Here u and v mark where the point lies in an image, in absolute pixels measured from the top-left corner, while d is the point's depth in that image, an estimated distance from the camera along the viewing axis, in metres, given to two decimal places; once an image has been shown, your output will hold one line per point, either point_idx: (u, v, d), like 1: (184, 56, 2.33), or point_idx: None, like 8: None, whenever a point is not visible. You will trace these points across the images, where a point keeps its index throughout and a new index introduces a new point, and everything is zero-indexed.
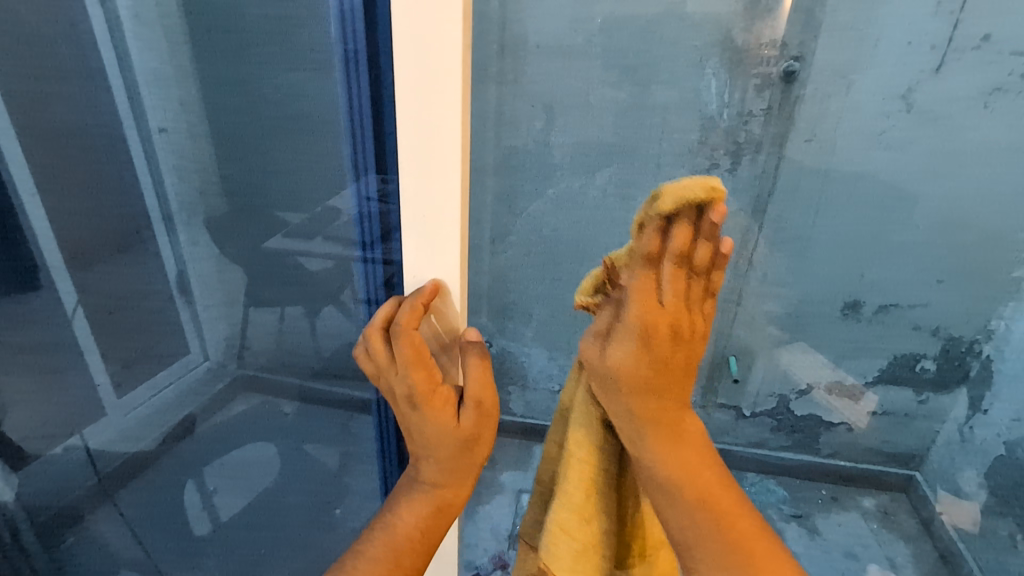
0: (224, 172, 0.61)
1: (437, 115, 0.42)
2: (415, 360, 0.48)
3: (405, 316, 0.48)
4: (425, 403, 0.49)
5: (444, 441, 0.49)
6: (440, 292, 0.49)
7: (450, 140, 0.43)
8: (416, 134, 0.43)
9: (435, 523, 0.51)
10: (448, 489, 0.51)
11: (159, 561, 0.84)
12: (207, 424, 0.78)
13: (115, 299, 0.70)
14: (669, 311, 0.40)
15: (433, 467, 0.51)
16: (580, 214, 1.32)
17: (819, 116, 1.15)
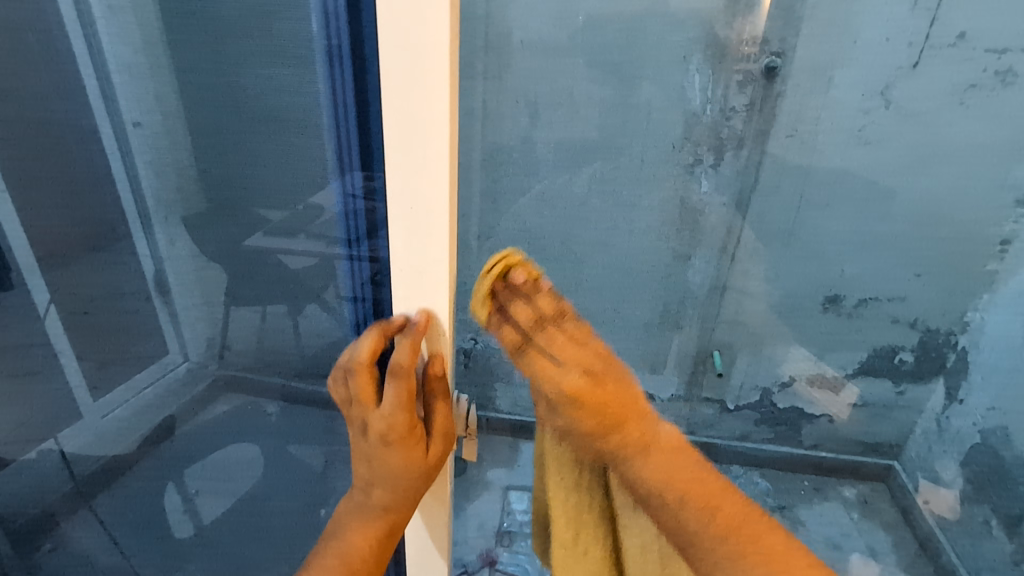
0: (204, 168, 0.59)
1: (423, 108, 0.41)
2: (407, 404, 0.49)
3: (405, 363, 0.48)
4: (399, 444, 0.50)
5: (410, 475, 0.52)
6: (432, 328, 0.49)
7: (437, 135, 0.41)
8: (400, 128, 0.42)
9: (387, 539, 0.55)
10: (401, 513, 0.54)
11: (138, 566, 0.81)
12: (188, 426, 0.75)
13: (89, 300, 0.69)
14: (564, 369, 0.46)
15: (390, 494, 0.53)
16: (566, 210, 1.32)
17: (800, 112, 1.17)
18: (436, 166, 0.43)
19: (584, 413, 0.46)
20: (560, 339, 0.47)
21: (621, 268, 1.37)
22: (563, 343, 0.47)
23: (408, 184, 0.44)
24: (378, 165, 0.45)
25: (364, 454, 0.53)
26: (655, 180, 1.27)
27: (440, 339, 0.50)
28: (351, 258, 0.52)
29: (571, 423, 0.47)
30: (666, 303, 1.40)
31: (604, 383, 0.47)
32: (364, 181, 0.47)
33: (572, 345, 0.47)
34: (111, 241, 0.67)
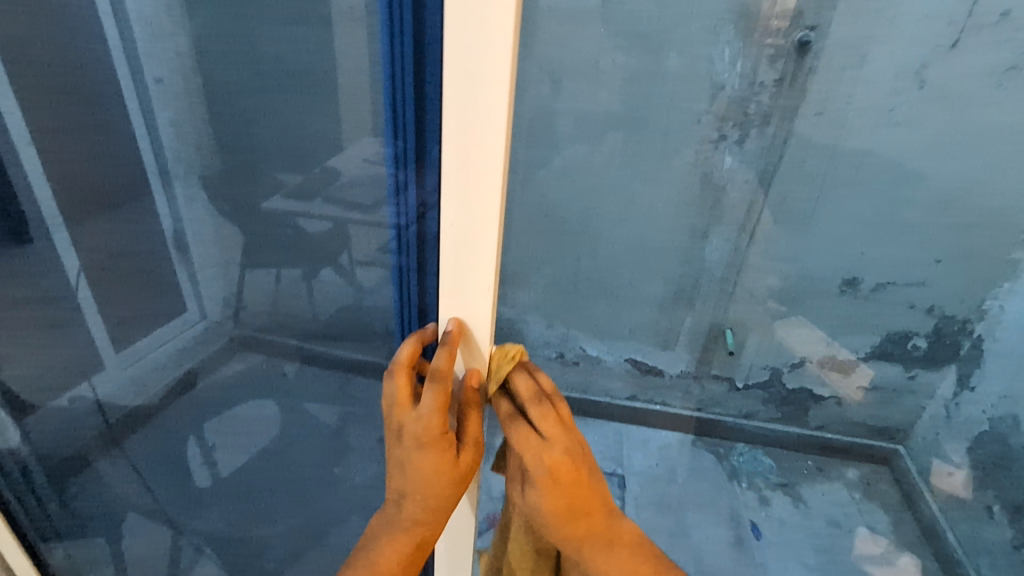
0: (215, 127, 0.57)
1: (479, 91, 0.36)
2: (443, 409, 0.46)
3: (443, 366, 0.45)
4: (431, 446, 0.46)
5: (441, 486, 0.48)
6: (468, 334, 0.47)
7: (491, 131, 0.37)
8: (450, 111, 0.37)
9: (412, 561, 0.51)
10: (430, 526, 0.50)
11: (167, 508, 0.84)
12: (207, 381, 0.76)
13: (107, 256, 0.68)
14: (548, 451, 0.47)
15: (419, 505, 0.49)
16: (585, 183, 1.31)
17: (831, 89, 1.14)
18: (487, 157, 0.38)
19: (544, 520, 0.49)
20: (529, 440, 0.47)
21: (638, 243, 1.37)
22: (532, 447, 0.47)
23: (455, 172, 0.39)
24: (432, 136, 0.41)
25: (394, 463, 0.50)
26: (677, 155, 1.25)
27: (478, 348, 0.47)
28: (397, 227, 0.49)
29: (537, 522, 0.50)
30: (681, 281, 1.40)
31: (568, 492, 0.48)
32: (415, 150, 0.43)
33: (541, 454, 0.47)
34: (132, 201, 0.65)
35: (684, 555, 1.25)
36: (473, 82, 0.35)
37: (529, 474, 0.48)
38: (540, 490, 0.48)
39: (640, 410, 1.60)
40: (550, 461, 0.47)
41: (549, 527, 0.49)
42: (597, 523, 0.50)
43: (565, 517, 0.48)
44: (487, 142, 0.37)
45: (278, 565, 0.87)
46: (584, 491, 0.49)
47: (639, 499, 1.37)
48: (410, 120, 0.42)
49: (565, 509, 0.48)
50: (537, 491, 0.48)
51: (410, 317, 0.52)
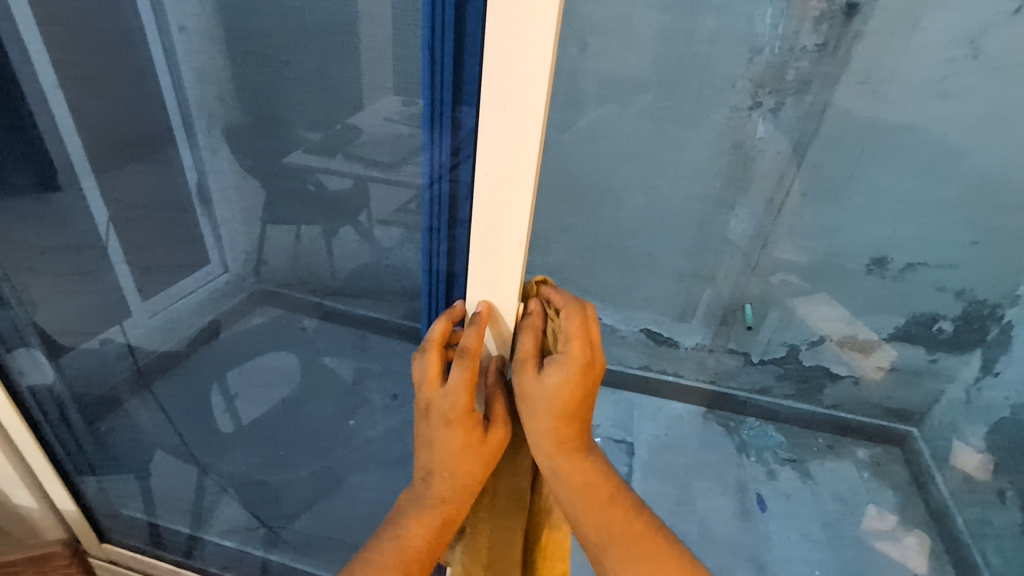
0: (239, 77, 0.55)
1: (525, 38, 0.31)
2: (471, 387, 0.42)
3: (473, 342, 0.42)
4: (461, 423, 0.43)
5: (470, 464, 0.45)
6: (497, 316, 0.44)
7: (530, 84, 0.33)
8: (491, 60, 0.33)
9: (441, 539, 0.47)
10: (458, 506, 0.47)
11: (193, 446, 0.87)
12: (232, 331, 0.79)
13: (134, 207, 0.70)
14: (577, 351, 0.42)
15: (448, 484, 0.46)
16: (610, 148, 1.27)
17: (877, 56, 1.08)
18: (527, 114, 0.34)
19: (545, 412, 0.43)
20: (575, 331, 0.42)
21: (661, 212, 1.34)
22: (577, 339, 0.42)
23: (491, 130, 0.35)
24: (469, 88, 0.36)
25: (422, 442, 0.46)
26: (708, 122, 1.20)
27: (506, 326, 0.45)
28: (426, 187, 0.45)
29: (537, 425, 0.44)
30: (703, 252, 1.38)
31: (583, 392, 0.43)
32: (450, 102, 0.38)
33: (581, 347, 0.42)
34: (156, 152, 0.66)
35: (688, 523, 1.28)
36: (520, 28, 0.31)
37: (558, 362, 0.42)
38: (561, 382, 0.42)
39: (652, 380, 1.61)
40: (585, 359, 0.42)
41: (544, 420, 0.44)
42: (583, 430, 0.46)
43: (566, 414, 0.43)
44: (527, 97, 0.33)
45: (296, 510, 0.89)
46: (592, 396, 0.45)
47: (646, 467, 1.40)
48: (446, 67, 0.37)
49: (570, 407, 0.43)
50: (557, 384, 0.42)
51: (437, 287, 0.48)
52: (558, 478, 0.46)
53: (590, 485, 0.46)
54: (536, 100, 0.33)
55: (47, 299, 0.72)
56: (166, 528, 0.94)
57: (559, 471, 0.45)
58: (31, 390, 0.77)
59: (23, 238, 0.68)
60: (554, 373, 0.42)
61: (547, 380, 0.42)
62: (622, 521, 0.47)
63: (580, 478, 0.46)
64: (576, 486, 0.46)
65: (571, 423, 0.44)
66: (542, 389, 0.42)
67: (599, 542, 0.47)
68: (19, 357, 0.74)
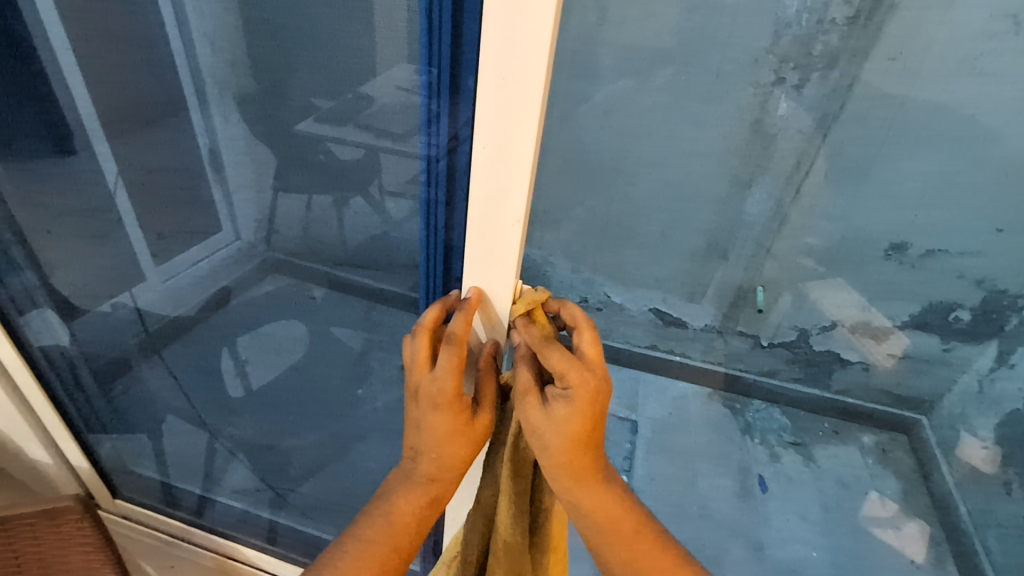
0: (247, 44, 0.54)
1: (525, 7, 0.30)
2: (459, 372, 0.42)
3: (461, 328, 0.42)
4: (449, 408, 0.43)
5: (457, 445, 0.45)
6: (486, 302, 0.45)
7: (531, 55, 0.31)
8: (490, 29, 0.32)
9: (429, 515, 0.48)
10: (447, 483, 0.48)
11: (203, 412, 0.90)
12: (242, 298, 0.79)
13: (146, 170, 0.69)
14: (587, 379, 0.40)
15: (436, 463, 0.47)
16: (626, 123, 1.24)
17: (910, 32, 1.03)
18: (527, 87, 0.33)
19: (553, 445, 0.42)
20: (568, 366, 0.40)
21: (675, 190, 1.32)
22: (572, 371, 0.40)
23: (490, 102, 0.34)
24: (468, 58, 0.35)
25: (410, 420, 0.47)
26: (728, 97, 1.17)
27: (495, 313, 0.45)
28: (426, 157, 0.44)
29: (542, 441, 0.42)
30: (716, 232, 1.36)
31: (590, 424, 0.42)
32: (448, 73, 0.37)
33: (584, 380, 0.40)
34: (169, 115, 0.65)
35: (687, 501, 1.29)
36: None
37: (563, 397, 0.40)
38: (567, 413, 0.41)
39: (660, 359, 1.61)
40: (591, 388, 0.40)
41: (556, 452, 0.42)
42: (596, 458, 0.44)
43: (575, 446, 0.42)
44: (527, 70, 0.32)
45: (303, 475, 0.91)
46: (600, 427, 0.43)
47: (649, 444, 1.41)
48: (444, 35, 0.36)
49: (580, 439, 0.42)
50: (565, 414, 0.41)
51: (436, 259, 0.48)
52: (572, 506, 0.45)
53: (607, 513, 0.45)
54: (536, 72, 0.32)
55: (61, 264, 0.75)
56: (177, 486, 0.96)
57: (574, 501, 0.44)
58: (43, 351, 0.80)
59: (37, 203, 0.70)
60: (561, 407, 0.40)
61: (554, 408, 0.41)
62: (645, 551, 0.45)
63: (593, 509, 0.44)
64: (593, 516, 0.45)
65: (581, 456, 0.43)
66: (550, 421, 0.41)
67: (622, 571, 0.45)
68: (32, 319, 0.77)
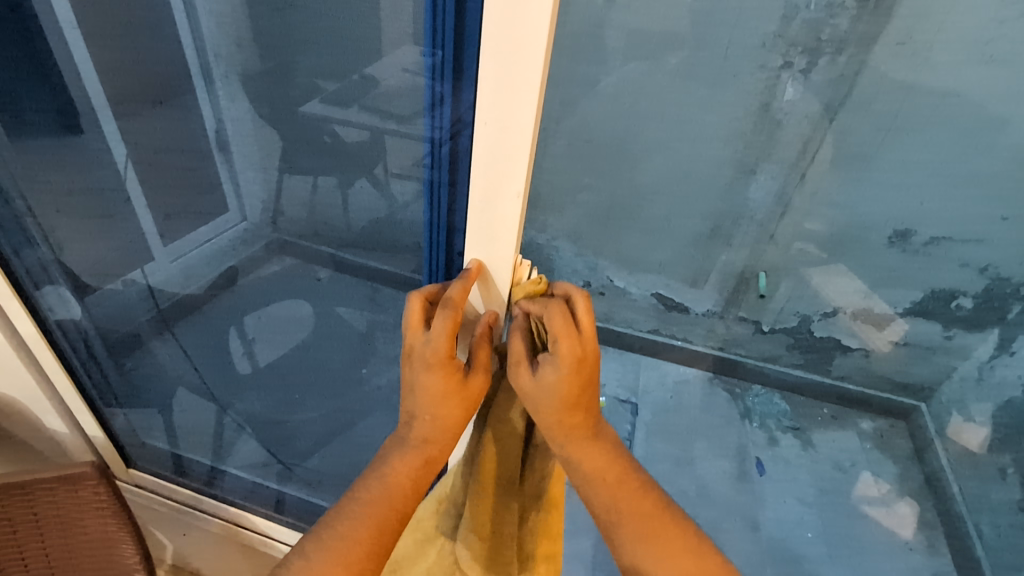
0: (255, 24, 0.55)
1: None
2: (451, 335, 0.44)
3: (456, 295, 0.44)
4: (440, 370, 0.45)
5: (450, 408, 0.47)
6: (486, 274, 0.46)
7: (531, 39, 0.32)
8: (491, 12, 0.32)
9: (425, 476, 0.50)
10: (440, 445, 0.50)
11: (211, 387, 0.92)
12: (249, 278, 0.82)
13: (154, 152, 0.72)
14: (579, 341, 0.43)
15: (430, 425, 0.48)
16: (632, 106, 1.24)
17: (920, 15, 1.02)
18: (526, 67, 0.34)
19: (546, 406, 0.44)
20: (562, 330, 0.43)
21: (679, 174, 1.32)
22: (564, 336, 0.43)
23: (492, 82, 0.35)
24: (470, 40, 0.35)
25: (406, 385, 0.49)
26: (734, 82, 1.16)
27: (494, 284, 0.47)
28: (429, 139, 0.45)
29: (538, 404, 0.44)
30: (719, 218, 1.36)
31: (581, 385, 0.44)
32: (451, 55, 0.38)
33: (571, 345, 0.43)
34: (176, 98, 0.68)
35: (684, 481, 1.32)
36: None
37: (551, 361, 0.43)
38: (555, 377, 0.43)
39: (661, 344, 1.62)
40: (576, 355, 0.43)
41: (547, 414, 0.45)
42: (590, 416, 0.47)
43: (567, 406, 0.44)
44: (526, 49, 0.33)
45: (309, 449, 0.93)
46: (593, 387, 0.46)
47: (649, 427, 1.43)
48: (447, 17, 0.36)
49: (570, 400, 0.44)
50: (553, 377, 0.43)
51: (438, 240, 0.49)
52: (568, 463, 0.47)
53: (600, 468, 0.47)
54: (536, 55, 0.33)
55: (74, 241, 0.74)
56: (188, 458, 0.99)
57: (569, 458, 0.46)
58: (58, 325, 0.77)
59: (48, 177, 0.68)
60: (549, 370, 0.43)
61: (545, 371, 0.43)
62: (634, 499, 0.46)
63: (588, 464, 0.46)
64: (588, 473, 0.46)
65: (575, 415, 0.45)
66: (539, 386, 0.44)
67: (609, 519, 0.46)
68: (47, 294, 0.74)
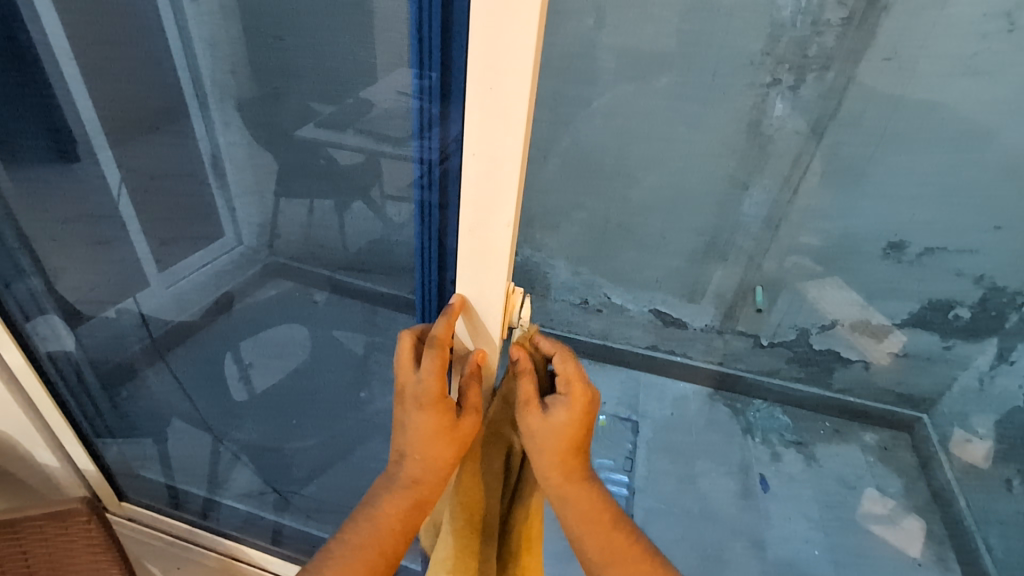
0: (251, 52, 0.55)
1: (510, 15, 0.31)
2: (441, 373, 0.45)
3: (441, 333, 0.44)
4: (430, 409, 0.45)
5: (440, 448, 0.46)
6: (473, 309, 0.46)
7: (517, 64, 0.32)
8: (476, 37, 0.32)
9: (414, 519, 0.49)
10: (430, 487, 0.49)
11: (206, 415, 0.90)
12: (244, 304, 0.80)
13: (149, 177, 0.71)
14: (585, 391, 0.45)
15: (420, 465, 0.48)
16: (625, 125, 1.25)
17: (904, 31, 1.04)
18: (514, 90, 0.33)
19: (553, 447, 0.45)
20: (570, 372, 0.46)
21: (673, 191, 1.33)
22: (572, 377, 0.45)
23: (479, 105, 0.35)
24: (457, 63, 0.36)
25: (397, 423, 0.49)
26: (725, 99, 1.17)
27: (480, 322, 0.46)
28: (421, 160, 0.45)
29: (546, 448, 0.45)
30: (713, 233, 1.36)
31: (584, 428, 0.46)
32: (439, 78, 0.38)
33: (584, 386, 0.45)
34: (171, 122, 0.66)
35: (688, 499, 1.30)
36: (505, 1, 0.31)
37: (560, 401, 0.45)
38: (567, 417, 0.45)
39: (660, 360, 1.62)
40: (587, 396, 0.45)
41: (551, 455, 0.46)
42: (584, 462, 0.48)
43: (571, 446, 0.46)
44: (513, 74, 0.33)
45: (306, 477, 0.92)
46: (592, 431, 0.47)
47: (650, 445, 1.42)
48: (434, 40, 0.37)
49: (574, 443, 0.46)
50: (564, 418, 0.44)
51: (430, 261, 0.49)
52: (563, 506, 0.48)
53: (593, 515, 0.48)
54: (521, 78, 0.33)
55: (68, 268, 0.75)
56: (183, 490, 0.98)
57: (566, 501, 0.47)
58: (49, 356, 0.80)
59: (44, 210, 0.70)
60: (561, 411, 0.44)
61: (555, 413, 0.45)
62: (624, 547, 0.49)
63: (582, 508, 0.48)
64: (581, 517, 0.48)
65: (575, 458, 0.47)
66: (547, 425, 0.45)
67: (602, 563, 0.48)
68: (39, 325, 0.77)
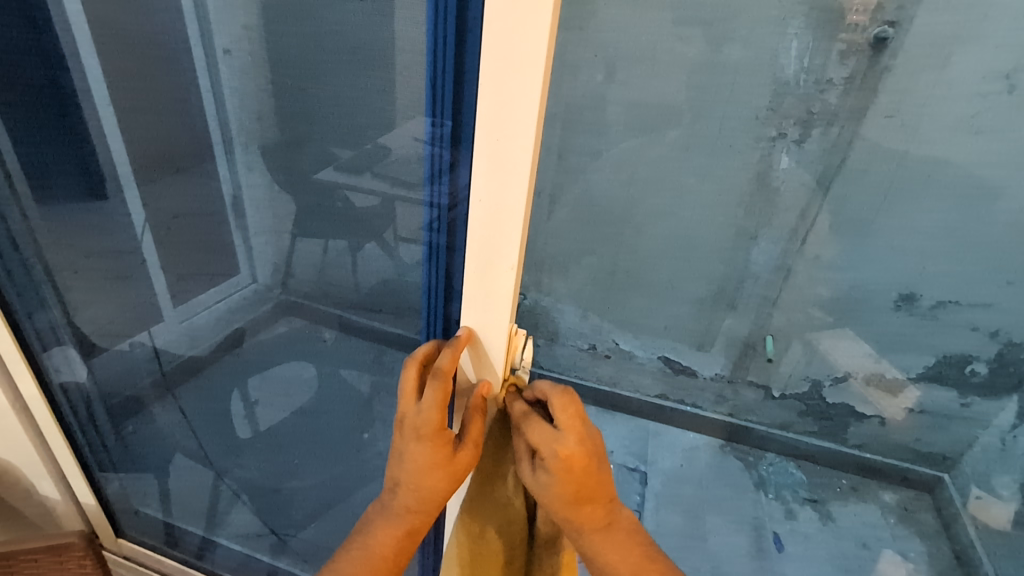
0: (277, 99, 0.58)
1: (516, 76, 0.33)
2: (442, 405, 0.44)
3: (445, 364, 0.43)
4: (428, 439, 0.44)
5: (435, 481, 0.46)
6: (476, 341, 0.46)
7: (522, 121, 0.34)
8: (486, 95, 0.35)
9: (407, 546, 0.49)
10: (423, 515, 0.48)
11: (209, 452, 0.90)
12: (255, 340, 0.81)
13: (172, 217, 0.75)
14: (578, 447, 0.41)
15: (413, 494, 0.47)
16: (634, 174, 1.29)
17: (906, 89, 1.07)
18: (519, 143, 0.35)
19: (549, 500, 0.43)
20: (543, 438, 0.41)
21: (682, 238, 1.34)
22: (547, 443, 0.41)
23: (486, 154, 0.37)
24: (467, 114, 0.37)
25: (394, 451, 0.48)
26: (732, 151, 1.21)
27: (484, 355, 0.46)
28: (431, 205, 0.46)
29: (544, 502, 0.44)
30: (723, 281, 1.37)
31: (581, 485, 0.42)
32: (451, 127, 0.40)
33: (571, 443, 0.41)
34: (196, 164, 0.70)
35: (698, 556, 1.24)
36: (513, 63, 0.33)
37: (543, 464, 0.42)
38: (552, 478, 0.42)
39: (669, 409, 1.59)
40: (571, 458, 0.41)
41: (548, 502, 0.43)
42: (603, 505, 0.44)
43: (572, 500, 0.43)
44: (519, 129, 0.35)
45: (304, 519, 0.90)
46: (601, 469, 0.43)
47: (658, 497, 1.38)
48: (447, 94, 0.39)
49: (574, 494, 0.42)
50: (548, 478, 0.42)
51: (437, 303, 0.50)
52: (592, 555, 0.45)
53: (616, 553, 0.45)
54: (526, 134, 0.35)
55: (87, 302, 0.77)
56: (178, 528, 0.97)
57: (580, 541, 0.45)
58: (62, 387, 0.81)
59: (70, 244, 0.73)
60: (544, 473, 0.42)
61: (540, 473, 0.43)
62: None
63: (607, 556, 0.45)
64: (607, 563, 0.45)
65: (583, 513, 0.44)
66: (537, 483, 0.43)
67: None
68: (53, 355, 0.79)
